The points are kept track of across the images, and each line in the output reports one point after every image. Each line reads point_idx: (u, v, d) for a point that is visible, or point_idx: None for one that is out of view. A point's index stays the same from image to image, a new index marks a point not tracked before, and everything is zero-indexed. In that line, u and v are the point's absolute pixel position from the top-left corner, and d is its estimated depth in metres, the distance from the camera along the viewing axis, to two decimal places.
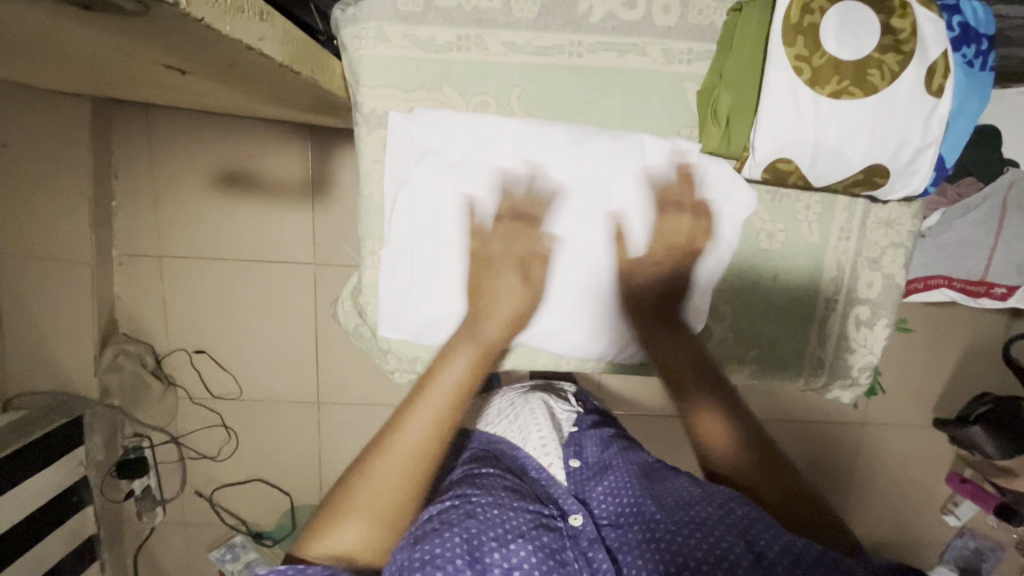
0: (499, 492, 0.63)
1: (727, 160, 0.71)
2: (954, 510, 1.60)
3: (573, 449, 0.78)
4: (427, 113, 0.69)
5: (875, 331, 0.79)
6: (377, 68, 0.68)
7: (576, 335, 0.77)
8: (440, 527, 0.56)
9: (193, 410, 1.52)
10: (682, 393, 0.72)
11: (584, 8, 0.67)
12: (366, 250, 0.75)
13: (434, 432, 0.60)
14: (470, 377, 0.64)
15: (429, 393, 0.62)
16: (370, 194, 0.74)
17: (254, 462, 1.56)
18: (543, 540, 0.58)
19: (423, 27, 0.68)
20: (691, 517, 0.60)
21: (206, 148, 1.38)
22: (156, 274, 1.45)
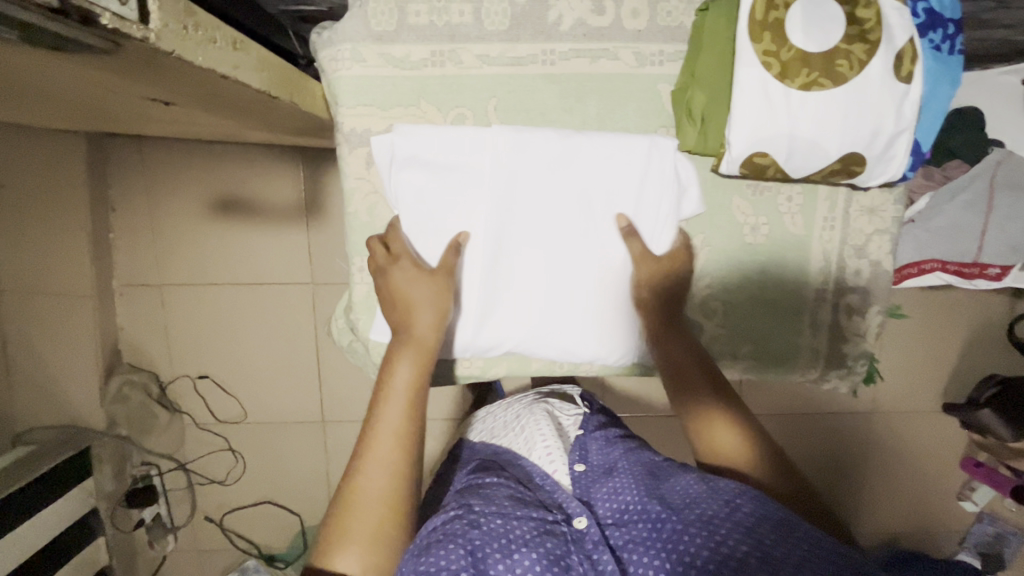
0: (502, 501, 0.64)
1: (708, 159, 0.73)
2: (972, 495, 1.56)
3: (577, 453, 0.77)
4: (424, 129, 0.70)
5: (867, 319, 0.79)
6: (354, 88, 0.69)
7: (568, 338, 0.77)
8: (443, 540, 0.57)
9: (202, 435, 1.54)
10: (686, 393, 0.72)
11: (554, 16, 0.68)
12: (355, 266, 0.76)
13: (404, 440, 0.62)
14: (419, 377, 0.67)
15: (389, 404, 0.64)
16: (356, 212, 0.74)
17: (261, 485, 1.57)
18: (547, 546, 0.57)
19: (397, 45, 0.68)
20: (696, 515, 0.57)
21: (200, 176, 1.40)
22: (157, 302, 1.46)
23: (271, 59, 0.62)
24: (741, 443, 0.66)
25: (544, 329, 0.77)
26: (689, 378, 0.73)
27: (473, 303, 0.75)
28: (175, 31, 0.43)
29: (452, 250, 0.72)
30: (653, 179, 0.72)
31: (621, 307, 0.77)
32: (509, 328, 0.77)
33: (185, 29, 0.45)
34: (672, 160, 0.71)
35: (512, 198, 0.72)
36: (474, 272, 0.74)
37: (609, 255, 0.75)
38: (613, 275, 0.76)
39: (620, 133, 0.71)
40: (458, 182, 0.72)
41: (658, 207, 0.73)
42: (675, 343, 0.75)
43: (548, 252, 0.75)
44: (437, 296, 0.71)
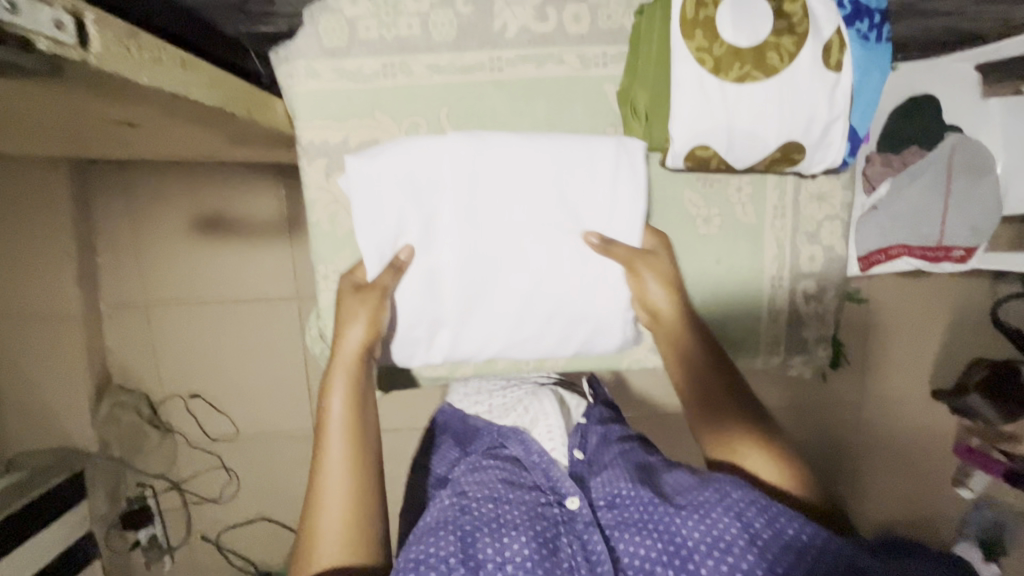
0: (494, 484, 0.68)
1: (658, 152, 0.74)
2: (966, 481, 1.49)
3: (576, 438, 0.78)
4: (391, 155, 0.70)
5: (823, 303, 0.81)
6: (310, 102, 0.72)
7: (550, 339, 0.79)
8: (435, 528, 0.61)
9: (195, 454, 1.54)
10: (716, 415, 0.69)
11: (498, 25, 0.71)
12: (319, 274, 0.76)
13: (354, 465, 0.63)
14: (353, 399, 0.67)
15: (331, 434, 0.65)
16: (317, 221, 0.75)
17: (255, 501, 1.58)
18: (537, 530, 0.61)
19: (350, 60, 0.71)
20: (694, 498, 0.60)
21: (183, 197, 1.43)
22: (145, 323, 1.48)
23: (222, 75, 0.65)
24: (778, 467, 0.63)
25: (520, 335, 0.78)
26: (718, 400, 0.70)
27: (446, 321, 0.77)
28: (116, 53, 0.46)
29: (391, 269, 0.72)
30: (624, 180, 0.73)
31: (607, 308, 0.77)
32: (482, 338, 0.78)
33: (128, 50, 0.48)
34: (639, 159, 0.73)
35: (479, 214, 0.73)
36: (445, 291, 0.75)
37: (603, 259, 0.75)
38: (604, 275, 0.75)
39: (587, 135, 0.73)
40: (427, 206, 0.72)
41: (632, 203, 0.74)
42: (691, 355, 0.73)
43: (520, 261, 0.75)
44: (374, 311, 0.71)
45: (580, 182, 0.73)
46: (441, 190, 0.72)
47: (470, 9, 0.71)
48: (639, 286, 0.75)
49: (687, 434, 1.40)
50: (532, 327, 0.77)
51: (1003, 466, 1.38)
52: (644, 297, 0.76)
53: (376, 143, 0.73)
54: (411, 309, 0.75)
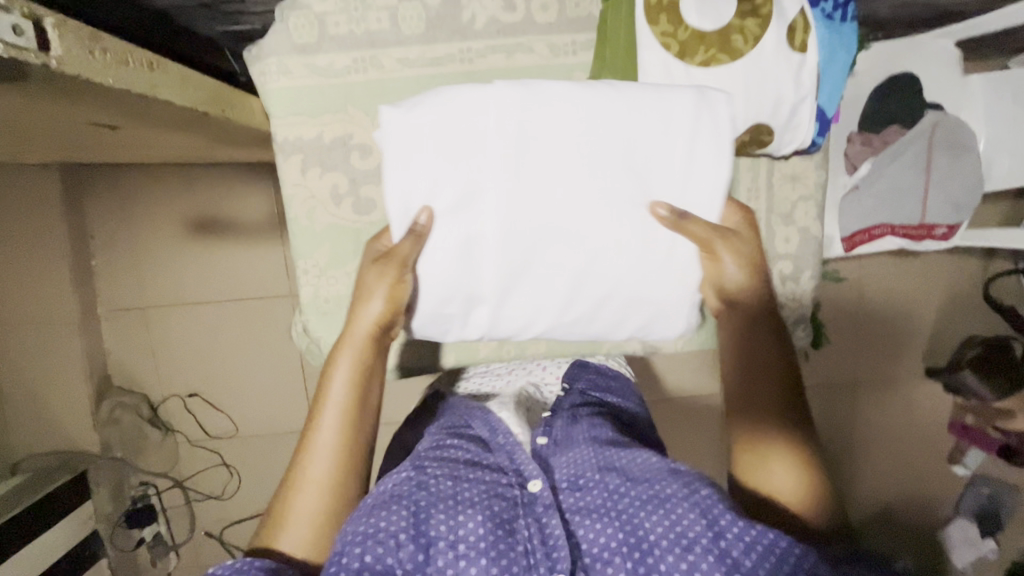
0: (454, 464, 0.67)
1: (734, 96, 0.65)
2: (962, 459, 1.54)
3: (541, 427, 0.77)
4: (428, 109, 0.65)
5: (801, 283, 0.82)
6: (284, 100, 0.73)
7: (603, 319, 0.71)
8: (388, 503, 0.60)
9: (195, 452, 1.57)
10: (762, 412, 0.68)
11: (467, 16, 0.72)
12: (299, 269, 0.77)
13: (348, 456, 0.65)
14: (354, 383, 0.68)
15: (326, 407, 0.66)
16: (296, 217, 0.76)
17: (257, 497, 1.60)
18: (494, 510, 0.61)
19: (321, 56, 0.72)
20: (656, 491, 0.61)
21: (174, 198, 1.45)
22: (141, 324, 1.51)
23: (190, 75, 0.65)
24: (807, 493, 0.61)
25: (568, 315, 0.70)
26: (769, 401, 0.68)
27: (485, 298, 0.69)
28: (79, 56, 0.47)
29: (411, 236, 0.66)
30: (703, 138, 0.64)
31: (672, 293, 0.69)
32: (525, 317, 0.71)
33: (92, 53, 0.49)
34: (723, 113, 0.64)
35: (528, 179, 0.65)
36: (486, 267, 0.67)
37: (675, 236, 0.66)
38: (673, 253, 0.66)
39: (662, 85, 0.64)
40: (466, 168, 0.65)
41: (714, 165, 0.65)
42: (755, 358, 0.70)
43: (578, 232, 0.66)
44: (392, 286, 0.67)
45: (652, 143, 0.65)
46: (483, 150, 0.64)
47: (439, 1, 0.71)
48: (714, 268, 0.69)
49: (678, 419, 1.42)
50: (585, 307, 0.70)
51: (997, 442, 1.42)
52: (718, 275, 0.70)
53: (350, 137, 0.74)
54: (443, 286, 0.68)
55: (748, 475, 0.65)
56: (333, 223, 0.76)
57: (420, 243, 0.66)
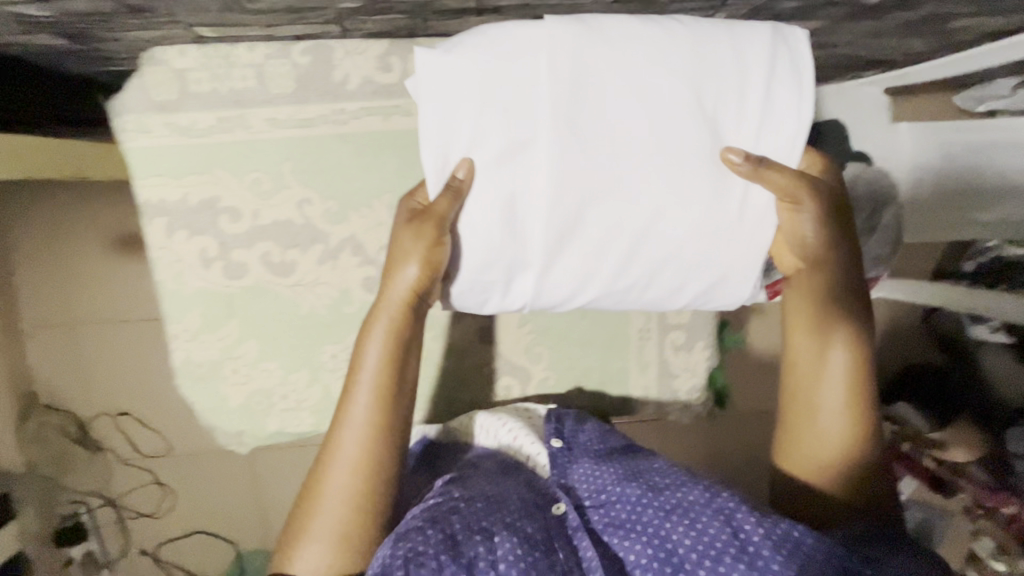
0: (486, 487, 0.64)
1: (791, 37, 0.58)
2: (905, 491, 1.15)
3: (552, 427, 0.72)
4: (470, 50, 0.56)
5: (695, 353, 0.80)
6: (145, 160, 0.68)
7: (685, 277, 0.62)
8: (423, 526, 0.57)
9: (129, 470, 1.25)
10: (824, 349, 0.64)
11: (339, 76, 0.67)
12: (169, 334, 0.74)
13: (374, 440, 0.62)
14: (387, 351, 0.63)
15: (358, 385, 0.62)
16: (164, 280, 0.72)
17: (157, 534, 1.31)
18: (527, 532, 0.58)
19: (181, 114, 0.67)
20: (677, 500, 0.58)
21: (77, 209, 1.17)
22: (71, 340, 1.18)
23: (32, 140, 0.72)
24: (837, 479, 0.62)
25: (622, 281, 0.61)
26: (831, 321, 0.64)
27: (531, 262, 0.60)
28: None
29: (447, 192, 0.57)
30: (778, 81, 0.57)
31: (740, 249, 0.60)
32: (576, 285, 0.62)
33: None
34: (799, 47, 0.58)
35: (582, 128, 0.56)
36: (535, 229, 0.59)
37: (749, 185, 0.58)
38: (746, 207, 0.59)
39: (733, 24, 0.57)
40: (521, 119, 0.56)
41: (788, 109, 0.58)
42: (829, 317, 0.64)
43: (648, 174, 0.57)
44: (428, 249, 0.60)
45: (718, 87, 0.56)
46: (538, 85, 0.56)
47: (308, 59, 0.67)
48: (792, 220, 0.61)
49: None
50: (650, 272, 0.61)
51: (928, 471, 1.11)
52: (796, 234, 0.62)
53: (217, 199, 0.70)
54: (491, 253, 0.60)
55: (794, 450, 0.65)
56: (204, 285, 0.72)
57: (460, 196, 0.58)
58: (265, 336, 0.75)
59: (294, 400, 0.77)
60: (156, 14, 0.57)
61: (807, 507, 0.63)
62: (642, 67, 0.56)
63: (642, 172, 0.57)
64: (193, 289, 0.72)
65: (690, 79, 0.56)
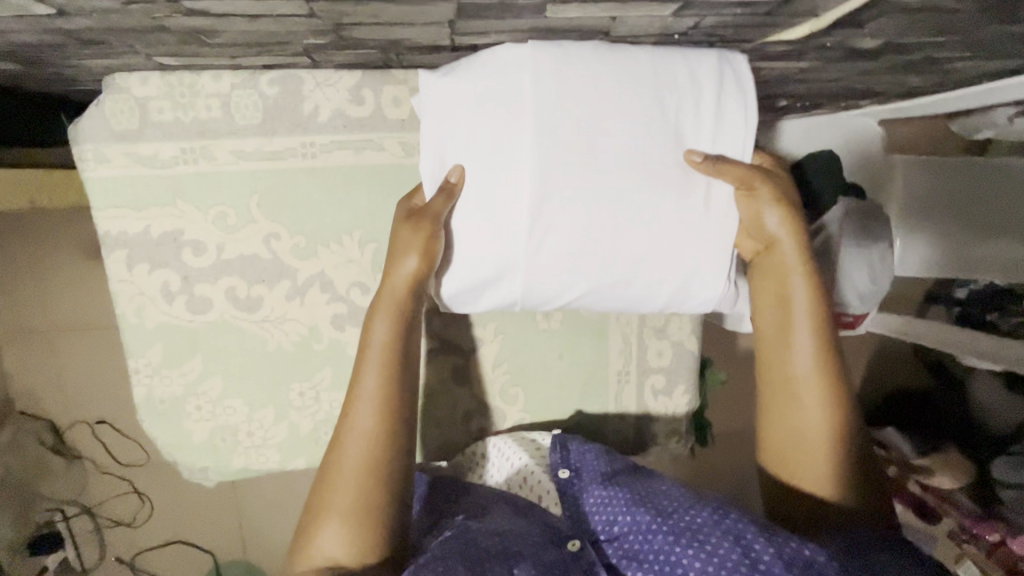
0: (501, 519, 0.63)
1: (737, 57, 0.56)
2: None
3: (558, 455, 0.70)
4: (467, 73, 0.55)
5: (675, 396, 0.78)
6: (104, 191, 0.65)
7: (670, 286, 0.59)
8: (435, 560, 0.54)
9: (106, 479, 1.22)
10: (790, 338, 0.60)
11: (309, 108, 0.65)
12: (129, 368, 0.71)
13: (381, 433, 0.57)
14: (393, 337, 0.58)
15: (367, 368, 0.58)
16: (124, 313, 0.69)
17: (134, 543, 1.26)
18: (546, 562, 0.57)
19: (143, 144, 0.64)
20: (686, 523, 0.57)
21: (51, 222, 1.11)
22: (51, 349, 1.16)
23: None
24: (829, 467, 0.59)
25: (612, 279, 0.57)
26: (788, 310, 0.60)
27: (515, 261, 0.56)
28: None
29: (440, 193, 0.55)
30: (729, 97, 0.56)
31: (712, 257, 0.58)
32: (570, 283, 0.57)
33: None
34: (743, 73, 0.56)
35: (560, 132, 0.54)
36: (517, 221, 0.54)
37: (710, 180, 0.56)
38: (709, 202, 0.57)
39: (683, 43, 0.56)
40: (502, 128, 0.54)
41: (738, 125, 0.56)
42: (790, 306, 0.60)
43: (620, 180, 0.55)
44: (430, 235, 0.56)
45: (680, 100, 0.55)
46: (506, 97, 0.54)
47: (276, 90, 0.64)
48: (750, 211, 0.58)
49: None
50: (643, 271, 0.57)
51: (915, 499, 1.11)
52: (754, 223, 0.59)
53: (180, 232, 0.67)
54: (481, 245, 0.56)
55: (778, 446, 0.62)
56: (166, 319, 0.70)
57: (456, 194, 0.56)
58: (230, 372, 0.72)
59: (259, 437, 0.75)
60: (111, 46, 0.54)
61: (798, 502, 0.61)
62: (603, 77, 0.54)
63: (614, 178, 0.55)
64: (155, 323, 0.70)
65: (651, 92, 0.54)
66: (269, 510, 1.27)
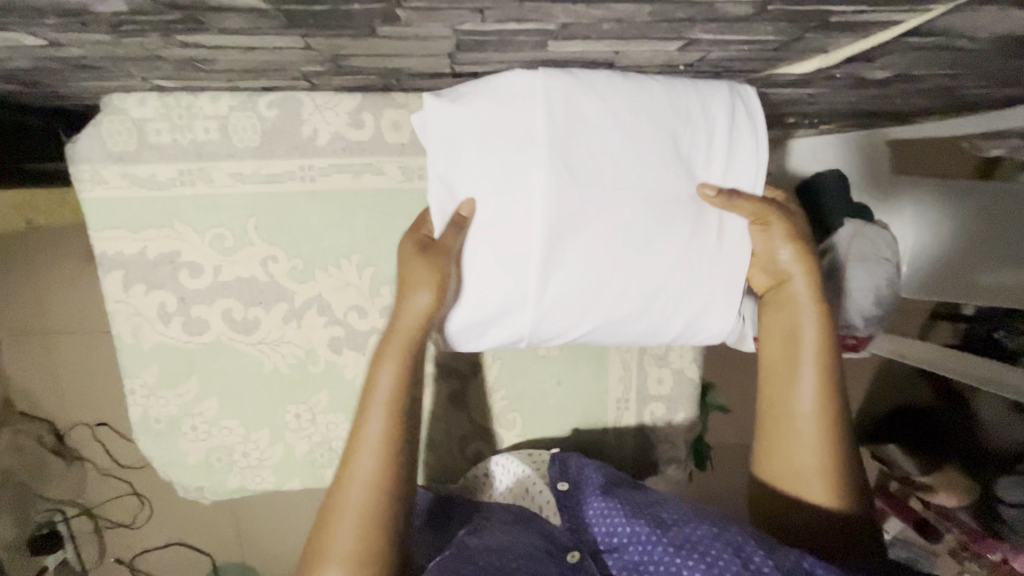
0: (500, 534, 0.61)
1: (746, 89, 0.56)
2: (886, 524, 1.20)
3: (557, 468, 0.70)
4: (474, 100, 0.53)
5: (675, 424, 0.77)
6: (101, 212, 0.65)
7: (681, 319, 0.58)
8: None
9: (107, 481, 1.23)
10: (795, 372, 0.59)
11: (308, 131, 0.64)
12: (125, 388, 0.71)
13: (383, 473, 0.55)
14: (401, 379, 0.57)
15: (372, 407, 0.56)
16: (120, 332, 0.69)
17: (133, 544, 1.26)
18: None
19: (140, 165, 0.64)
20: (685, 535, 0.55)
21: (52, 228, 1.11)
22: (51, 351, 1.16)
23: None
24: (828, 487, 0.57)
25: (618, 315, 0.56)
26: (798, 347, 0.59)
27: (524, 295, 0.55)
28: None
29: (452, 226, 0.54)
30: (741, 132, 0.56)
31: (725, 289, 0.57)
32: (572, 320, 0.56)
33: None
34: (753, 106, 0.56)
35: (573, 166, 0.52)
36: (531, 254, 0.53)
37: (722, 214, 0.56)
38: (725, 237, 0.56)
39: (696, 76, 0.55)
40: (508, 161, 0.53)
41: (750, 157, 0.56)
42: (797, 343, 0.59)
43: (634, 214, 0.53)
44: (440, 274, 0.54)
45: (693, 135, 0.54)
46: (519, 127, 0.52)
47: (275, 112, 0.63)
48: (764, 242, 0.58)
49: None
50: (653, 306, 0.56)
51: (916, 514, 1.10)
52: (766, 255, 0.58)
53: (177, 254, 0.67)
54: (487, 280, 0.55)
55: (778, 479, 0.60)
56: (163, 339, 0.69)
57: (462, 229, 0.54)
58: (226, 394, 0.72)
59: (255, 458, 0.74)
60: (106, 71, 0.53)
61: (792, 517, 0.59)
62: (619, 110, 0.53)
63: (626, 213, 0.53)
64: (150, 342, 0.69)
65: (665, 125, 0.53)
66: (266, 518, 1.26)
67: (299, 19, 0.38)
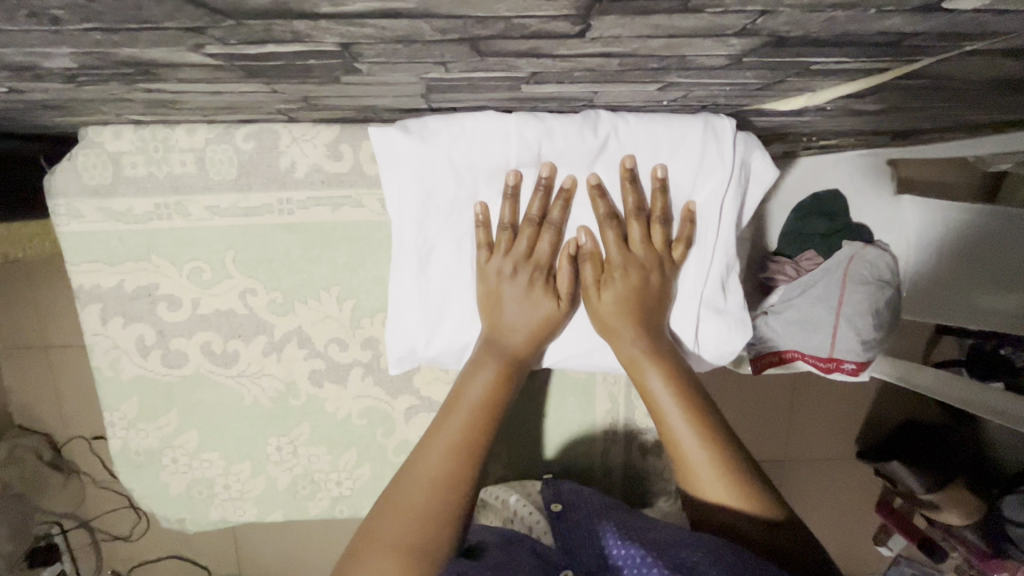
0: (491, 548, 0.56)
1: (725, 123, 0.54)
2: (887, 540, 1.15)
3: (551, 493, 0.66)
4: (444, 141, 0.54)
5: (664, 458, 0.75)
6: (77, 245, 0.64)
7: None
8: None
9: (106, 493, 1.22)
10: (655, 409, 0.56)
11: (286, 163, 0.62)
12: (105, 421, 0.70)
13: (444, 483, 0.51)
14: (495, 392, 0.56)
15: (460, 408, 0.55)
16: (99, 365, 0.68)
17: (130, 558, 1.27)
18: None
19: (116, 199, 0.63)
20: (677, 559, 0.46)
21: None
22: (47, 366, 1.15)
23: None
24: (729, 484, 0.51)
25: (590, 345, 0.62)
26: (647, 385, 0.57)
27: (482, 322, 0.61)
28: None
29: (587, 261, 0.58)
30: (709, 170, 0.56)
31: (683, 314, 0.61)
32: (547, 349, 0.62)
33: None
34: (731, 143, 0.55)
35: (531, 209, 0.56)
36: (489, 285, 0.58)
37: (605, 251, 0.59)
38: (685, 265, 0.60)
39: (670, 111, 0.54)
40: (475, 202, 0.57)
41: (714, 193, 0.57)
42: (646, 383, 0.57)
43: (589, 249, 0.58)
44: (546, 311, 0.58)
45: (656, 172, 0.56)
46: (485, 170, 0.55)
47: (252, 144, 0.61)
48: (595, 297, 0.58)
49: None
50: None
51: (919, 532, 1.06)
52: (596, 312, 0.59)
53: (154, 287, 0.66)
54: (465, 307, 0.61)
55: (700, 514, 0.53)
56: (141, 370, 0.68)
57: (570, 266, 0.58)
58: (206, 426, 0.71)
59: (236, 490, 0.73)
60: (76, 109, 0.52)
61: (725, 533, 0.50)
62: (580, 154, 0.54)
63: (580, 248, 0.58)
64: (130, 373, 0.68)
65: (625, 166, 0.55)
66: (258, 538, 1.24)
67: (258, 71, 0.36)
